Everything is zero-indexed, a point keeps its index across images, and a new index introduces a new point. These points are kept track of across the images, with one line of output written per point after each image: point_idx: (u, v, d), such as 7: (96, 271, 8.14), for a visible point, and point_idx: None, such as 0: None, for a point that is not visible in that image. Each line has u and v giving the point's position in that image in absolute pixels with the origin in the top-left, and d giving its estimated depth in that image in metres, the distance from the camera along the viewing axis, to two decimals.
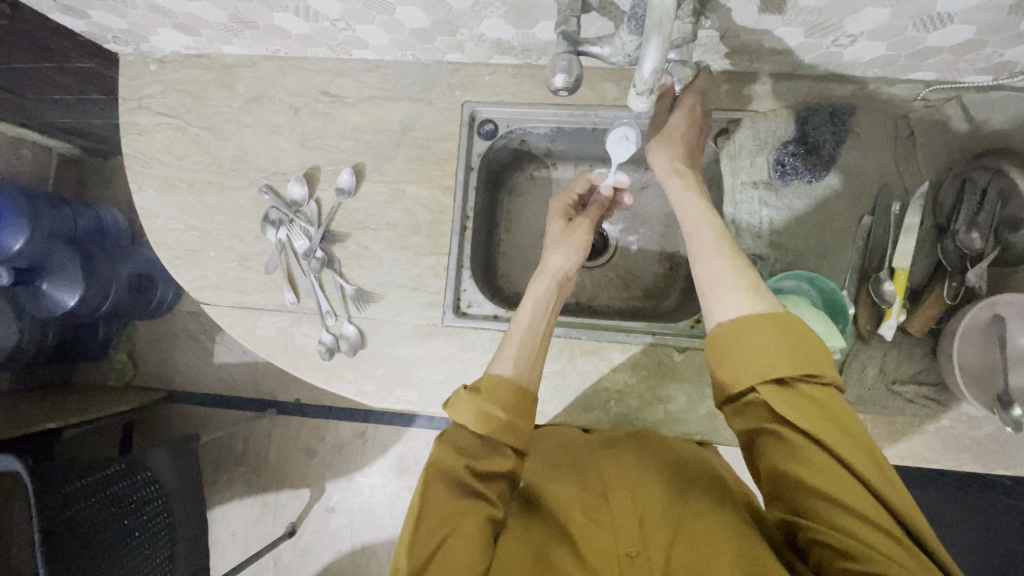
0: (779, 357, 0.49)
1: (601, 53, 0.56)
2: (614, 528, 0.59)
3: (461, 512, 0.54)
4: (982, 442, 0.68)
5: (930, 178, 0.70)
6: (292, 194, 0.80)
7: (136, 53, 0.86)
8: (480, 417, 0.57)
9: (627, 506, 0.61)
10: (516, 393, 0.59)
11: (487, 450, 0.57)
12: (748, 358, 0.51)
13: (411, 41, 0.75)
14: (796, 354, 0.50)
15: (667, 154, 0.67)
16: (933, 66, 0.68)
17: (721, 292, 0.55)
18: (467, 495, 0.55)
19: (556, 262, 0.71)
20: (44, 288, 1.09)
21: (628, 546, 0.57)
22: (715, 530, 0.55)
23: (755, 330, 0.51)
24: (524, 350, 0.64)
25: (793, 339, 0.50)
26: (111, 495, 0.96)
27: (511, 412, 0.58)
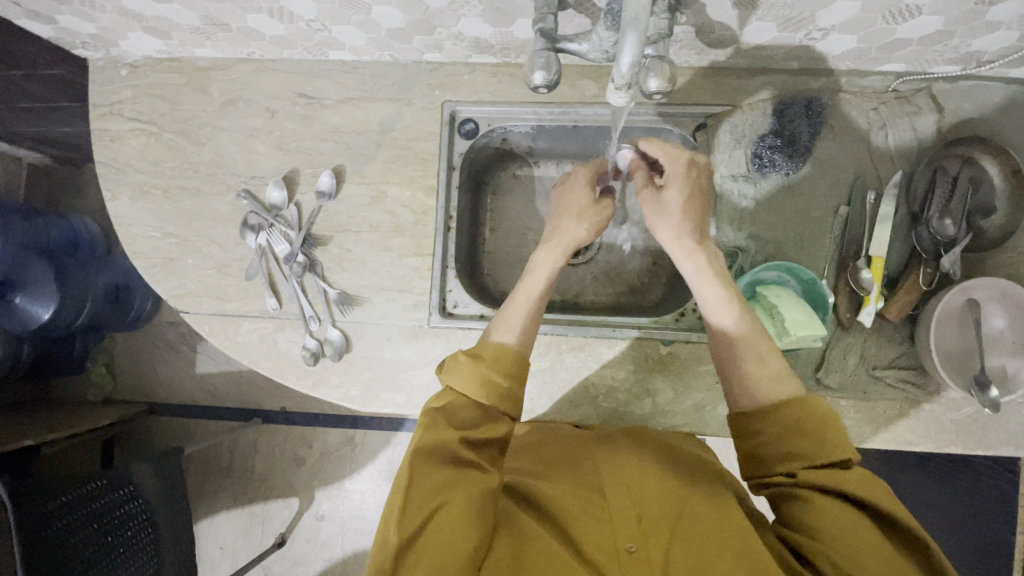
0: (806, 437, 0.54)
1: (579, 49, 0.56)
2: (611, 521, 0.59)
3: (452, 484, 0.55)
4: (962, 424, 0.70)
5: (903, 167, 0.72)
6: (271, 198, 0.79)
7: (106, 58, 0.84)
8: (480, 382, 0.60)
9: (627, 501, 0.61)
10: (516, 359, 0.62)
11: (480, 415, 0.60)
12: (775, 436, 0.56)
13: (389, 41, 0.74)
14: (821, 431, 0.54)
15: (674, 234, 0.66)
16: (904, 58, 0.70)
17: (750, 392, 0.58)
18: (455, 466, 0.57)
19: (574, 233, 0.71)
20: (18, 302, 1.07)
21: (628, 542, 0.57)
22: (715, 529, 0.55)
23: (780, 411, 0.56)
24: (526, 320, 0.66)
25: (816, 420, 0.55)
26: (92, 511, 0.93)
27: (510, 380, 0.61)
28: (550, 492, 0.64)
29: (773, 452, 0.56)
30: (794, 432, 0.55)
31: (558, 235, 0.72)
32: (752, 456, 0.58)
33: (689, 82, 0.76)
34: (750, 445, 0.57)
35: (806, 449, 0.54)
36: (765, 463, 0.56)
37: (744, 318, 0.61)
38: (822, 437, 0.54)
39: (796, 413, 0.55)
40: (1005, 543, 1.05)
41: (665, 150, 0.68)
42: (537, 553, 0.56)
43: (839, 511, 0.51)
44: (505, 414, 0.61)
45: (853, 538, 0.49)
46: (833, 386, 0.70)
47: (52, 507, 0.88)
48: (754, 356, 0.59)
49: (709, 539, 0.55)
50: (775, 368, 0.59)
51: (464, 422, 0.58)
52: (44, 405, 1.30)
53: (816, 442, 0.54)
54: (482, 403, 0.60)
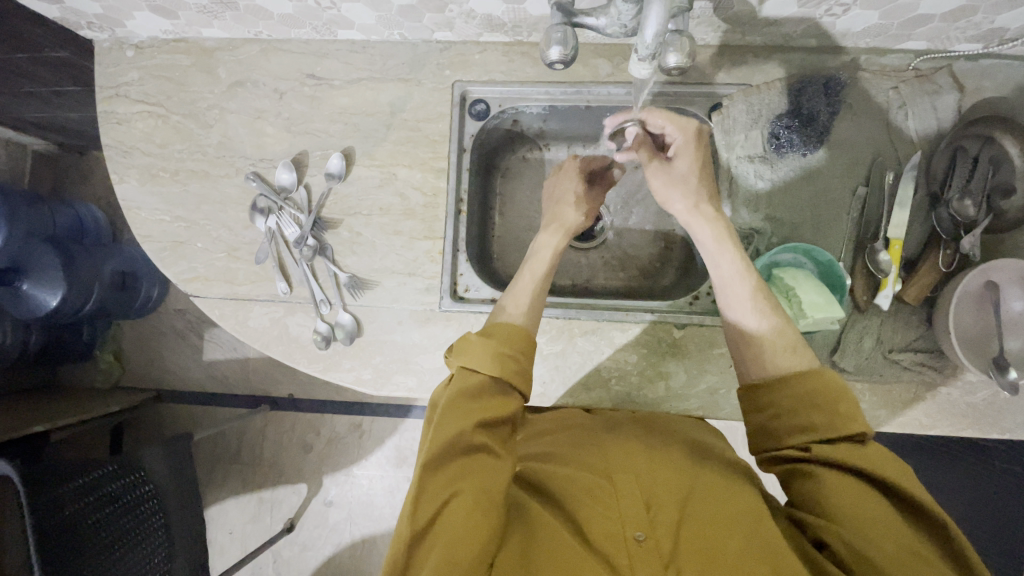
0: (819, 407, 0.54)
1: (597, 24, 0.55)
2: (621, 509, 0.58)
3: (462, 474, 0.55)
4: (978, 407, 0.70)
5: (922, 148, 0.70)
6: (280, 180, 0.78)
7: (112, 39, 0.83)
8: (494, 359, 0.59)
9: (636, 490, 0.60)
10: (523, 335, 0.63)
11: (493, 391, 0.59)
12: (787, 409, 0.55)
13: (399, 19, 0.73)
14: (831, 404, 0.54)
15: (687, 199, 0.66)
16: (925, 35, 0.69)
17: (760, 358, 0.59)
18: (465, 452, 0.56)
19: (570, 217, 0.74)
20: (24, 288, 1.07)
21: (636, 530, 0.56)
22: (722, 518, 0.55)
23: (796, 382, 0.55)
24: (535, 297, 0.67)
25: (829, 392, 0.54)
26: (106, 495, 0.94)
27: (518, 356, 0.61)
28: (561, 481, 0.63)
29: (783, 424, 0.55)
30: (806, 403, 0.54)
31: (558, 220, 0.74)
32: (762, 428, 0.57)
33: (705, 60, 0.75)
34: (760, 418, 0.57)
35: (817, 420, 0.53)
36: (777, 434, 0.56)
37: (766, 303, 0.60)
38: (833, 408, 0.53)
39: (811, 384, 0.55)
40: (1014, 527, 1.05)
41: (674, 121, 0.67)
42: (548, 546, 0.56)
43: (852, 489, 0.50)
44: (515, 390, 0.61)
45: (869, 520, 0.49)
46: (849, 369, 0.70)
47: (65, 491, 0.89)
48: (775, 337, 0.59)
49: (716, 526, 0.54)
50: (789, 338, 0.58)
51: (477, 403, 0.57)
52: (53, 392, 1.30)
53: (825, 412, 0.53)
54: (494, 376, 0.59)
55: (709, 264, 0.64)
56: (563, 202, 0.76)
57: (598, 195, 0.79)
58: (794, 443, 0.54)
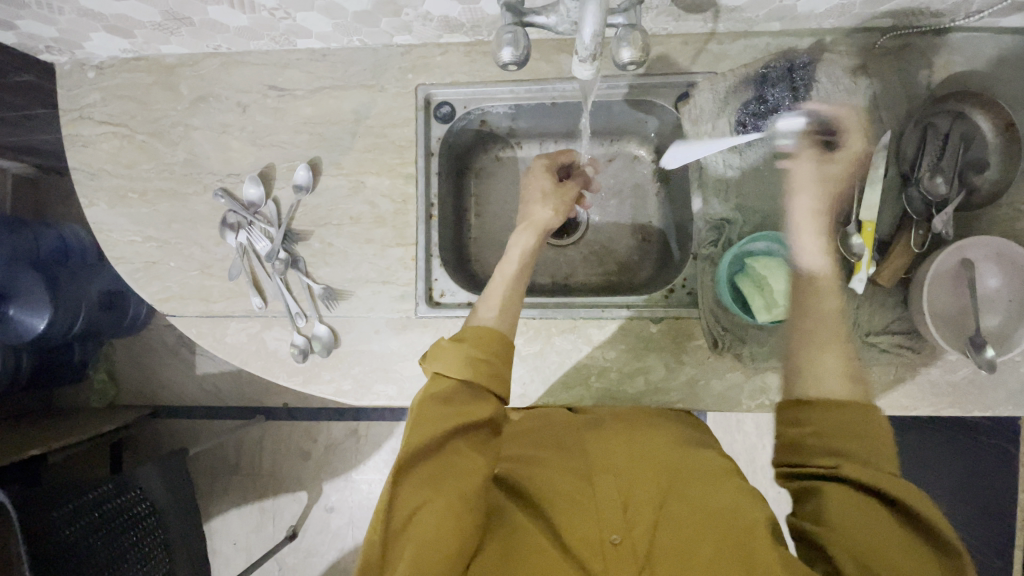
0: (855, 436, 0.54)
1: (548, 22, 0.54)
2: (599, 511, 0.60)
3: (435, 478, 0.55)
4: (959, 385, 0.70)
5: (891, 128, 0.70)
6: (249, 195, 0.78)
7: (72, 61, 0.82)
8: (467, 363, 0.59)
9: (614, 490, 0.62)
10: (496, 336, 0.61)
11: (466, 394, 0.59)
12: (824, 430, 0.55)
13: (356, 25, 0.72)
14: (868, 436, 0.53)
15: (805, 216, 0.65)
16: (890, 10, 0.69)
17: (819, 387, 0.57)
18: (441, 454, 0.57)
19: (543, 215, 0.74)
20: (11, 314, 1.09)
21: (613, 533, 0.58)
22: (695, 517, 0.56)
23: (837, 407, 0.55)
24: (507, 300, 0.67)
25: (864, 420, 0.54)
26: (104, 515, 0.95)
27: (494, 359, 0.60)
28: (540, 483, 0.64)
29: (814, 442, 0.55)
30: (844, 433, 0.54)
31: (529, 219, 0.74)
32: (794, 443, 0.56)
33: (668, 49, 0.74)
34: (793, 432, 0.57)
35: (852, 447, 0.53)
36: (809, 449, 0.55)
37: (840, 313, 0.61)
38: (868, 436, 0.53)
39: (851, 412, 0.54)
40: (1008, 498, 1.05)
41: (855, 136, 0.66)
42: (524, 551, 0.57)
43: (865, 506, 0.50)
44: (491, 393, 0.60)
45: (881, 541, 0.48)
46: None
47: (58, 515, 0.89)
48: (810, 338, 0.60)
49: (691, 526, 0.56)
50: (846, 367, 0.58)
51: (452, 408, 0.57)
52: (49, 415, 1.31)
53: (858, 441, 0.53)
54: (467, 380, 0.59)
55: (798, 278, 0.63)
56: (535, 202, 0.75)
57: (573, 185, 0.79)
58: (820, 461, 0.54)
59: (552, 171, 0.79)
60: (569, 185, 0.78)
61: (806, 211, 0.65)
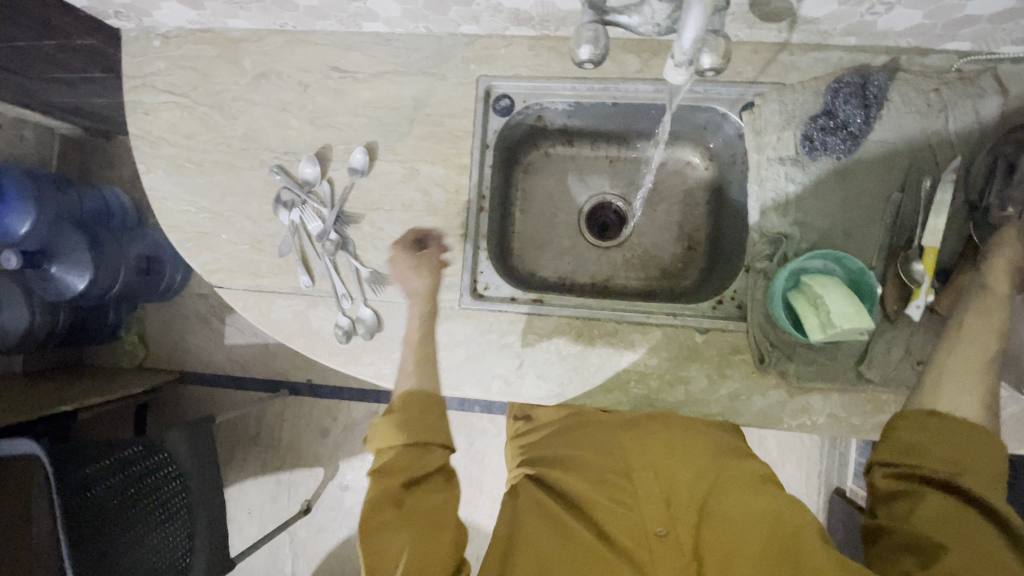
0: (971, 453, 0.57)
1: (630, 23, 0.53)
2: (641, 509, 0.65)
3: (402, 522, 0.66)
4: (1007, 423, 0.69)
5: (962, 153, 0.68)
6: (304, 174, 0.78)
7: (139, 28, 0.83)
8: (398, 428, 0.71)
9: (654, 489, 0.67)
10: (417, 399, 0.72)
11: (409, 452, 0.71)
12: (938, 445, 0.58)
13: (425, 12, 0.72)
14: (985, 454, 0.57)
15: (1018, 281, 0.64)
16: (969, 36, 0.67)
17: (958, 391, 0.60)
18: (401, 504, 0.67)
19: (420, 288, 0.75)
20: (54, 271, 1.11)
21: (658, 526, 0.63)
22: (738, 513, 0.62)
23: (959, 425, 0.58)
24: (421, 360, 0.74)
25: (982, 440, 0.57)
26: (132, 475, 0.98)
27: (421, 417, 0.72)
28: (573, 486, 0.70)
29: (926, 450, 0.58)
30: (957, 446, 0.57)
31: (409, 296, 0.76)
32: (904, 446, 0.59)
33: (737, 58, 0.72)
34: (904, 437, 0.60)
35: (965, 462, 0.56)
36: (920, 457, 0.58)
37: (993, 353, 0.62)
38: (983, 455, 0.57)
39: (975, 436, 0.57)
40: None
41: None
42: (564, 552, 0.64)
43: (962, 511, 0.55)
44: (432, 445, 0.72)
45: (977, 546, 0.53)
46: (874, 379, 0.69)
47: (90, 472, 0.91)
48: (957, 364, 0.61)
49: (732, 524, 0.61)
50: (974, 366, 0.61)
51: (398, 468, 0.70)
52: (82, 372, 1.34)
53: (977, 459, 0.57)
54: (405, 442, 0.71)
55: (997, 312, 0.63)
56: (415, 274, 0.75)
57: (434, 258, 0.76)
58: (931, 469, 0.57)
59: (414, 246, 0.77)
60: (431, 258, 0.76)
61: (1002, 261, 0.64)
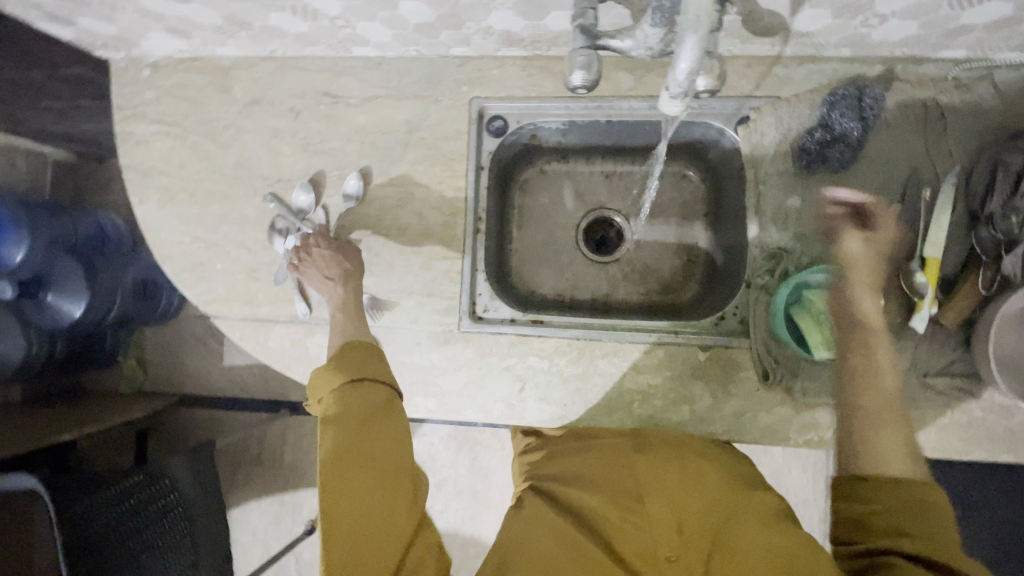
0: (909, 515, 0.50)
1: (621, 46, 0.52)
2: (652, 530, 0.60)
3: (351, 468, 0.57)
4: (1015, 432, 0.69)
5: (961, 163, 0.68)
6: (298, 202, 0.78)
7: (127, 58, 0.82)
8: (345, 368, 0.63)
9: (669, 512, 0.61)
10: (353, 347, 0.65)
11: (357, 391, 0.62)
12: (890, 509, 0.50)
13: (415, 36, 0.71)
14: (932, 521, 0.49)
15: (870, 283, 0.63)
16: (965, 45, 0.66)
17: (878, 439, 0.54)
18: (351, 448, 0.58)
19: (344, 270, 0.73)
20: (49, 299, 1.16)
21: (669, 552, 0.58)
22: (749, 550, 0.54)
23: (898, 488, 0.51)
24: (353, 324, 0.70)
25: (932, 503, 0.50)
26: (134, 506, 0.96)
27: (362, 359, 0.64)
28: (584, 503, 0.65)
29: (883, 521, 0.50)
30: (910, 513, 0.50)
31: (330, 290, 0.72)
32: (854, 519, 0.52)
33: (731, 72, 0.72)
34: (859, 508, 0.52)
35: (906, 524, 0.49)
36: (868, 533, 0.51)
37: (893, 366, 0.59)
38: (931, 522, 0.49)
39: (916, 493, 0.50)
40: None
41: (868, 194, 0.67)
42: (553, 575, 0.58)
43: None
44: (381, 381, 0.63)
45: None
46: None
47: (91, 504, 0.91)
48: (878, 412, 0.55)
49: (744, 562, 0.54)
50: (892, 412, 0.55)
51: (346, 410, 0.60)
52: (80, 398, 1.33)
53: (930, 523, 0.49)
54: (351, 381, 0.62)
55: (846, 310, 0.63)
56: (339, 257, 0.73)
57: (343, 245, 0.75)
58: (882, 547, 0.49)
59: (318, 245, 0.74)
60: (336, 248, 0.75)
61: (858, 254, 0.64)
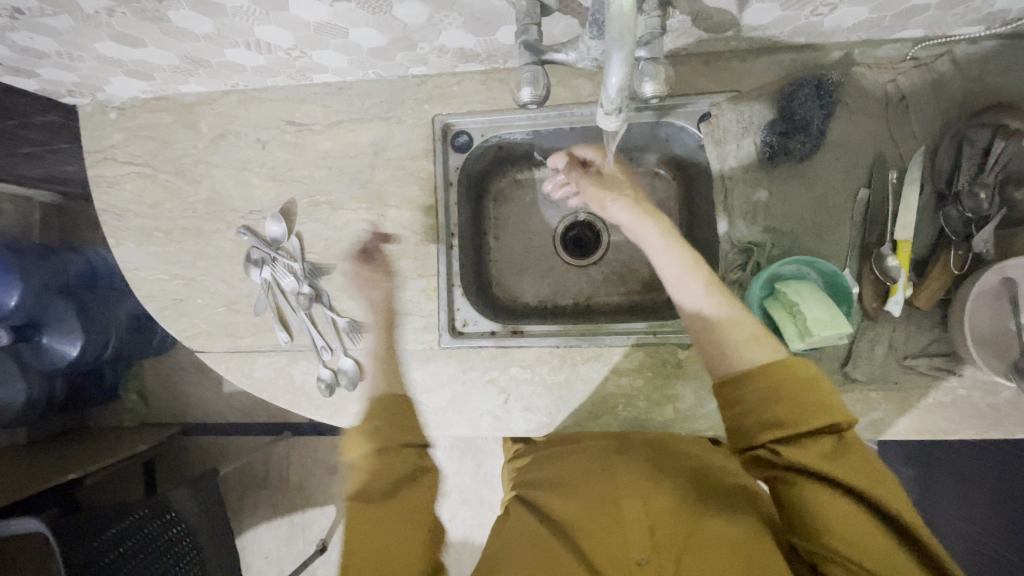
0: (783, 403, 0.52)
1: (567, 60, 0.53)
2: (625, 533, 0.59)
3: None
4: (1001, 408, 0.68)
5: (925, 143, 0.67)
6: (271, 232, 0.78)
7: (94, 103, 0.83)
8: None
9: (639, 513, 0.61)
10: None
11: None
12: (754, 403, 0.53)
13: (372, 60, 0.71)
14: (810, 398, 0.52)
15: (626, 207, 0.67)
16: (921, 23, 0.65)
17: (723, 343, 0.56)
18: None
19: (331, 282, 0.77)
20: (45, 342, 1.13)
21: (639, 553, 0.57)
22: (726, 536, 0.55)
23: (759, 378, 0.53)
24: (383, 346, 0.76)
25: (798, 383, 0.52)
26: (140, 540, 0.97)
27: None
28: (565, 511, 0.65)
29: (754, 421, 0.53)
30: (778, 399, 0.52)
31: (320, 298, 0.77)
32: (737, 427, 0.55)
33: (689, 70, 0.72)
34: (732, 417, 0.55)
35: (783, 416, 0.52)
36: (749, 436, 0.54)
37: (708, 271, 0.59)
38: (801, 402, 0.51)
39: (775, 378, 0.53)
40: None
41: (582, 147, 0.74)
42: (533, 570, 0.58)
43: (830, 499, 0.49)
44: None
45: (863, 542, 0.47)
46: (861, 378, 0.69)
47: (105, 537, 0.92)
48: (720, 315, 0.57)
49: (718, 552, 0.54)
50: (733, 312, 0.57)
51: None
52: (83, 436, 1.34)
53: (806, 411, 0.51)
54: None
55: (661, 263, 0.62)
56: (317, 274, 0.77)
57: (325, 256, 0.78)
58: (760, 441, 0.53)
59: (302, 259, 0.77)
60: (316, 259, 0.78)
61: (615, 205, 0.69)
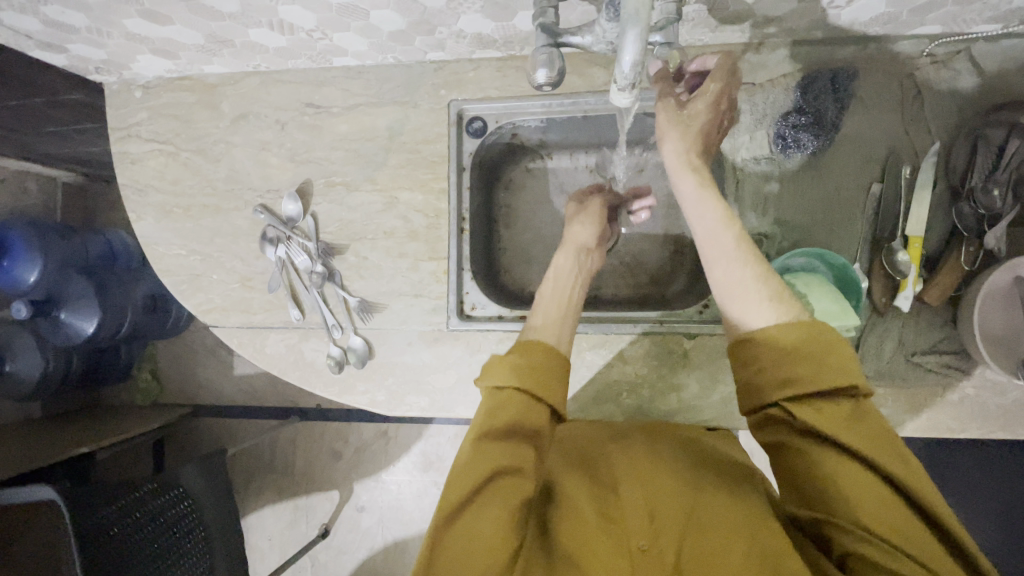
0: (801, 360, 0.49)
1: (583, 43, 0.54)
2: (624, 519, 0.57)
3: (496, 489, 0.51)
4: (1009, 408, 0.67)
5: (940, 139, 0.67)
6: (288, 211, 0.80)
7: (121, 81, 0.85)
8: (517, 371, 0.56)
9: (636, 499, 0.58)
10: (546, 352, 0.59)
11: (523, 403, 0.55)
12: (770, 361, 0.50)
13: (391, 44, 0.72)
14: (831, 356, 0.48)
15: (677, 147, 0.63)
16: (938, 20, 0.63)
17: (744, 300, 0.54)
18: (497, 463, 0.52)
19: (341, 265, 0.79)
20: (63, 317, 1.14)
21: (639, 539, 0.54)
22: (730, 518, 0.53)
23: (777, 338, 0.50)
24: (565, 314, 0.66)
25: (819, 344, 0.49)
26: (148, 514, 0.98)
27: (537, 366, 0.57)
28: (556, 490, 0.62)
29: (769, 378, 0.50)
30: (793, 357, 0.49)
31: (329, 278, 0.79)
32: (750, 384, 0.52)
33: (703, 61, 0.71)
34: (746, 373, 0.52)
35: (801, 373, 0.48)
36: (759, 393, 0.51)
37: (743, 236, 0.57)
38: (822, 361, 0.48)
39: (794, 338, 0.50)
40: None
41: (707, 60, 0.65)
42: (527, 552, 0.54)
43: (845, 466, 0.47)
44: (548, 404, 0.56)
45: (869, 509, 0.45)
46: (868, 374, 0.69)
47: (106, 513, 0.92)
48: (752, 270, 0.54)
49: (719, 530, 0.52)
50: (771, 281, 0.54)
51: (501, 423, 0.54)
52: (97, 412, 1.37)
53: (829, 368, 0.48)
54: (523, 391, 0.55)
55: (692, 220, 0.60)
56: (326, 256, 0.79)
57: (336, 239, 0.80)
58: (771, 400, 0.50)
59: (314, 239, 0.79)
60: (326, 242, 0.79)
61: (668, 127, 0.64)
